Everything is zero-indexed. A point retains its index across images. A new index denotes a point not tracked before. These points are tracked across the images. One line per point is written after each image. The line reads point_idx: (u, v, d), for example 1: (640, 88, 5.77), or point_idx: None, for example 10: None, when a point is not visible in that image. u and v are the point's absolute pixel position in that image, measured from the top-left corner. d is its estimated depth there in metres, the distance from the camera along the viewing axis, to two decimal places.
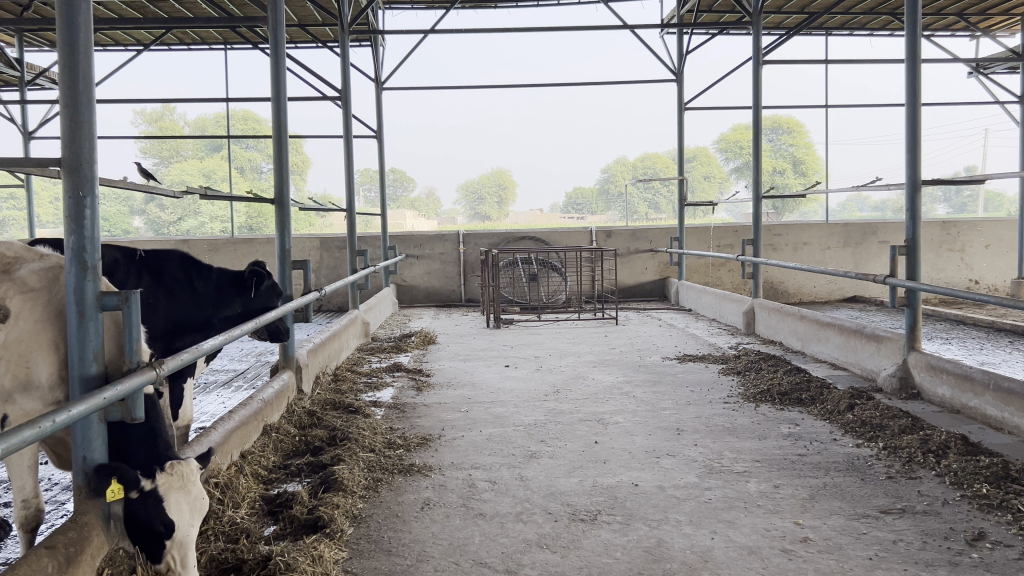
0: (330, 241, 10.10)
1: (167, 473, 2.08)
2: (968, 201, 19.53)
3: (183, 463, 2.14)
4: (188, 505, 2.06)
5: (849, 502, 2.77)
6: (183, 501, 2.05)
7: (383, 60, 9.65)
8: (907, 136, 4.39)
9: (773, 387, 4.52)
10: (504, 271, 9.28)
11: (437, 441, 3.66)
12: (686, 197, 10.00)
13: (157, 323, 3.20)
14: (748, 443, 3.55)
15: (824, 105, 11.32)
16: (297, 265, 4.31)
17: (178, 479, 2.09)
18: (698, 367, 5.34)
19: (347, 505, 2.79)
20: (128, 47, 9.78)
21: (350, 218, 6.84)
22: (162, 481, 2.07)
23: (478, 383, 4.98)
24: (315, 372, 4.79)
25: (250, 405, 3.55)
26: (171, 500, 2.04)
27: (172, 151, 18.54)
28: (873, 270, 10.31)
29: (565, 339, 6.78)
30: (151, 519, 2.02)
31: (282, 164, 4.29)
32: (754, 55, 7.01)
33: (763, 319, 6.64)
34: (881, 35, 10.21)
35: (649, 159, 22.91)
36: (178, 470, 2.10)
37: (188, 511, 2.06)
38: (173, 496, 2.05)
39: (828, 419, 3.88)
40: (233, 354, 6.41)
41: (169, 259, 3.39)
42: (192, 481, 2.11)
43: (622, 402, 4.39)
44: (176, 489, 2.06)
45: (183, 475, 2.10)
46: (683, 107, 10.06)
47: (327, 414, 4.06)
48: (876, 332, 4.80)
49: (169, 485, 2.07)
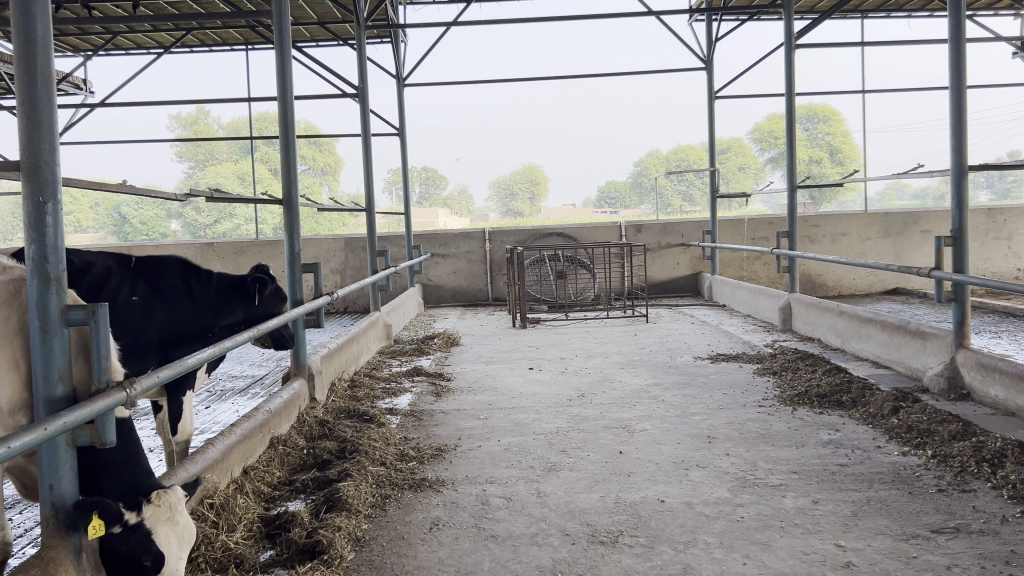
0: (355, 241, 9.97)
1: (153, 503, 1.93)
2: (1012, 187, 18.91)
3: (169, 491, 1.98)
4: (177, 537, 1.93)
5: (896, 520, 2.52)
6: (170, 534, 1.92)
7: (404, 56, 9.49)
8: (951, 120, 4.09)
9: (811, 388, 4.26)
10: (531, 268, 9.07)
11: (451, 453, 3.47)
12: (719, 189, 9.70)
13: (151, 334, 3.04)
14: (784, 451, 3.31)
15: (861, 90, 10.94)
16: (307, 268, 4.14)
17: (165, 510, 1.94)
18: (731, 367, 5.09)
19: (350, 526, 2.60)
20: (150, 50, 9.72)
21: (370, 218, 6.67)
22: (148, 512, 1.91)
23: (500, 388, 4.78)
24: (331, 379, 4.63)
25: (255, 418, 3.38)
26: (159, 533, 1.90)
27: (207, 154, 18.60)
28: (915, 261, 9.91)
29: (593, 339, 6.56)
30: (136, 554, 1.86)
31: (289, 165, 4.12)
32: (786, 39, 6.70)
33: (800, 315, 6.36)
34: (919, 16, 9.81)
35: (682, 152, 22.66)
36: (165, 500, 1.95)
37: (176, 545, 1.92)
38: (161, 530, 1.91)
39: (872, 425, 3.61)
40: (253, 360, 6.28)
41: (166, 269, 3.24)
42: (179, 511, 1.96)
43: (650, 407, 4.17)
44: (164, 522, 1.92)
45: (169, 504, 1.95)
46: (714, 96, 9.76)
47: (339, 423, 3.89)
48: (921, 328, 4.51)
49: (155, 517, 1.92)
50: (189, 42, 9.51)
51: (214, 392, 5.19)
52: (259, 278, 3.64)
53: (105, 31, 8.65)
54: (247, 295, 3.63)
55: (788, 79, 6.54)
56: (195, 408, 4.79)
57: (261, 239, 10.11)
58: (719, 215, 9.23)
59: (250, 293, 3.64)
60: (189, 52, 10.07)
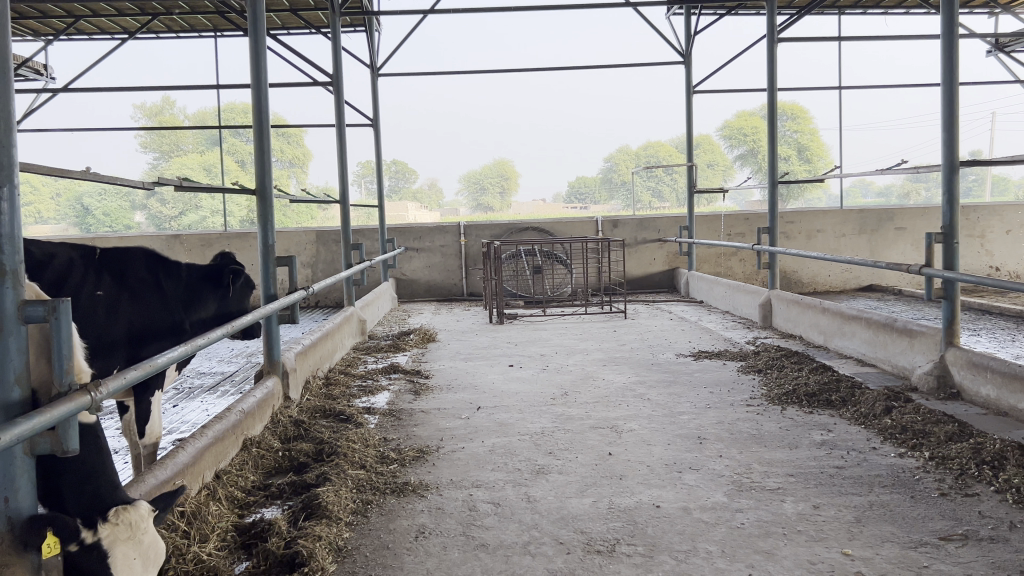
0: (326, 234, 9.75)
1: (113, 522, 1.78)
2: (977, 186, 19.16)
3: (132, 508, 1.84)
4: (139, 558, 1.76)
5: (902, 527, 2.43)
6: (132, 554, 1.75)
7: (378, 45, 9.28)
8: (943, 118, 4.03)
9: (799, 387, 4.18)
10: (507, 263, 8.92)
11: (434, 455, 3.33)
12: (696, 184, 9.62)
13: (118, 331, 2.86)
14: (778, 453, 3.21)
15: (837, 87, 10.95)
16: (282, 262, 3.96)
17: (125, 528, 1.78)
18: (715, 365, 5.00)
19: (331, 535, 2.45)
20: (114, 36, 9.41)
21: (344, 210, 6.47)
22: (105, 532, 1.75)
23: (480, 385, 4.65)
24: (305, 376, 4.46)
25: (227, 418, 3.21)
26: (118, 553, 1.74)
27: (172, 145, 18.16)
28: (890, 257, 9.93)
29: (572, 335, 6.44)
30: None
31: (263, 155, 3.94)
32: (768, 33, 6.62)
33: (781, 312, 6.30)
34: (896, 14, 9.82)
35: (652, 148, 22.68)
36: (125, 518, 1.80)
37: (139, 567, 1.76)
38: (120, 549, 1.75)
39: (865, 425, 3.53)
40: (222, 356, 6.07)
41: (133, 260, 3.04)
42: (142, 529, 1.81)
43: (636, 406, 4.05)
44: (124, 541, 1.76)
45: (130, 522, 1.80)
46: (692, 90, 9.67)
47: (315, 424, 3.73)
48: (908, 326, 4.45)
49: (114, 536, 1.76)
50: (155, 28, 9.24)
51: (181, 390, 4.99)
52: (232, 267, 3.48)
53: (67, 14, 8.36)
54: (218, 285, 3.47)
55: (771, 74, 6.46)
56: (162, 406, 4.59)
57: (228, 231, 9.86)
58: (696, 211, 9.14)
59: (223, 284, 3.48)
60: (154, 38, 9.77)
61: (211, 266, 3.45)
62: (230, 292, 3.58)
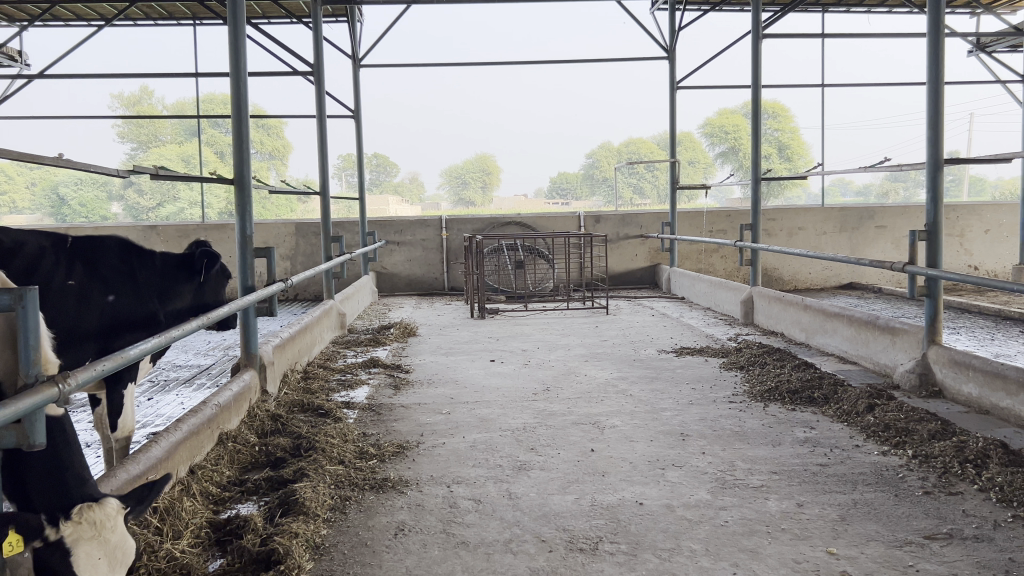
0: (306, 227, 9.65)
1: (77, 519, 1.72)
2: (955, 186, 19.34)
3: (98, 506, 1.77)
4: (104, 557, 1.70)
5: (886, 525, 2.41)
6: (97, 552, 1.69)
7: (360, 36, 9.18)
8: (928, 116, 4.02)
9: (781, 384, 4.16)
10: (488, 258, 8.87)
11: (414, 450, 3.28)
12: (679, 181, 9.62)
13: (91, 320, 2.78)
14: (762, 450, 3.19)
15: (819, 85, 11.03)
16: (260, 252, 3.89)
17: (89, 528, 1.72)
18: (697, 361, 4.97)
19: (308, 532, 2.39)
20: (91, 23, 9.26)
21: (324, 201, 6.39)
22: (68, 530, 1.69)
23: (461, 380, 4.59)
24: (283, 370, 4.39)
25: (202, 412, 3.14)
26: (82, 553, 1.68)
27: (151, 135, 17.95)
28: (870, 255, 9.97)
29: (553, 331, 6.39)
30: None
31: (242, 144, 3.86)
32: (752, 29, 6.59)
33: (762, 309, 6.29)
34: (879, 12, 9.85)
35: (634, 144, 22.73)
36: (88, 517, 1.73)
37: (105, 566, 1.70)
38: (85, 549, 1.68)
39: (847, 422, 3.52)
40: (199, 349, 5.98)
41: (105, 250, 2.95)
42: (108, 529, 1.74)
43: (619, 402, 4.01)
44: (88, 539, 1.69)
45: (95, 521, 1.73)
46: (675, 85, 9.64)
47: (293, 419, 3.66)
48: (890, 324, 4.44)
49: (77, 535, 1.70)
50: (132, 15, 9.09)
51: (156, 382, 4.90)
52: (207, 253, 3.40)
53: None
54: (193, 272, 3.39)
55: (755, 71, 6.43)
56: (136, 399, 4.50)
57: (206, 222, 9.73)
58: (678, 207, 9.12)
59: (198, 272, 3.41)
60: (132, 26, 9.62)
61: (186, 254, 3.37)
62: (204, 280, 3.51)
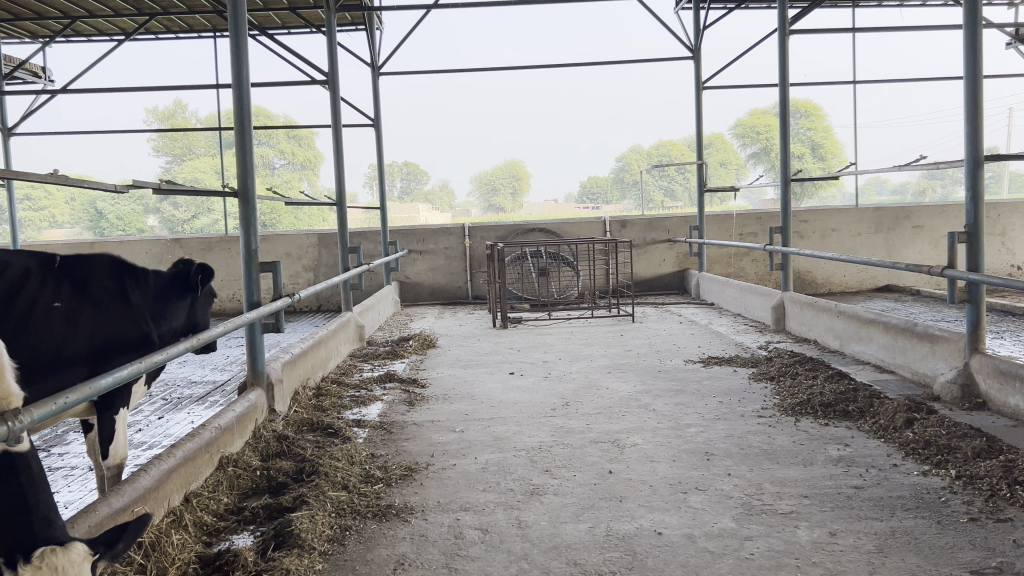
0: (328, 237, 9.58)
1: (37, 565, 1.48)
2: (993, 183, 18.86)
3: (63, 548, 1.52)
4: None
5: (929, 558, 2.20)
6: None
7: (380, 44, 9.10)
8: (967, 110, 3.77)
9: (813, 397, 3.94)
10: (512, 265, 8.71)
11: (422, 473, 3.12)
12: (707, 183, 9.38)
13: (80, 343, 2.66)
14: (792, 470, 2.99)
15: (852, 82, 10.74)
16: (266, 267, 3.77)
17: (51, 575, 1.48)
18: (725, 372, 4.76)
19: (300, 569, 2.24)
20: (113, 38, 9.29)
21: (340, 211, 6.27)
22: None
23: (478, 395, 4.43)
24: (294, 387, 4.26)
25: (201, 435, 3.01)
26: None
27: (183, 149, 18.13)
28: (907, 257, 9.65)
29: (576, 340, 6.21)
30: None
31: (246, 157, 3.73)
32: (779, 24, 6.36)
33: (794, 315, 6.05)
34: (911, 6, 9.54)
35: (664, 147, 22.50)
36: (51, 561, 1.49)
37: None
38: None
39: (884, 438, 3.31)
40: (216, 364, 5.90)
41: (97, 268, 2.83)
42: None
43: (641, 417, 3.83)
44: None
45: (58, 567, 1.49)
46: (702, 86, 9.42)
47: (300, 439, 3.53)
48: (928, 331, 4.21)
49: None
50: (153, 29, 9.09)
51: (169, 399, 4.81)
52: (201, 268, 3.34)
53: (63, 16, 8.21)
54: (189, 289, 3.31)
55: (782, 68, 6.19)
56: (146, 418, 4.40)
57: (230, 234, 9.69)
58: (707, 210, 8.90)
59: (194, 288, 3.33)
60: (155, 40, 9.65)
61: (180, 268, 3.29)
62: (198, 296, 3.43)
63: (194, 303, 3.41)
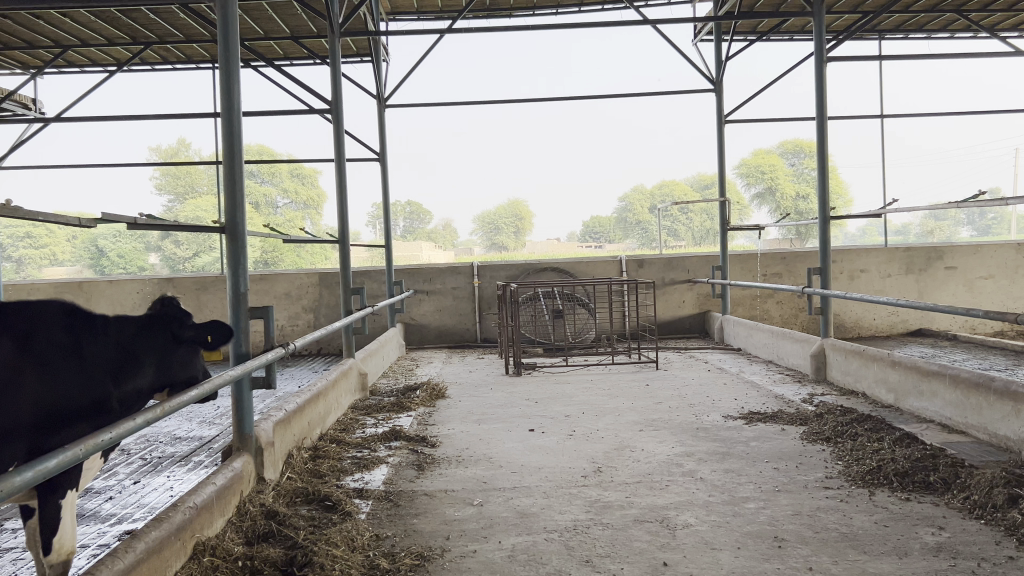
0: (330, 276, 9.12)
1: None
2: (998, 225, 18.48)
3: None
4: None
5: None
6: None
7: (386, 76, 8.70)
8: None
9: (885, 464, 3.42)
10: (525, 307, 8.19)
11: (436, 563, 2.59)
12: (729, 222, 8.89)
13: (21, 413, 2.16)
14: (886, 564, 2.46)
15: (878, 114, 10.35)
16: (256, 313, 3.28)
17: None
18: (773, 431, 4.23)
19: None
20: (107, 67, 8.92)
21: (343, 247, 5.74)
22: None
23: (498, 458, 3.91)
24: (287, 449, 3.73)
25: (170, 519, 2.46)
26: None
27: (187, 187, 17.92)
28: (940, 300, 9.14)
29: (600, 390, 5.69)
30: None
31: (236, 190, 3.26)
32: (816, 51, 5.92)
33: (838, 363, 5.55)
34: (940, 38, 9.18)
35: (667, 186, 22.07)
36: None
37: None
38: None
39: (985, 520, 2.78)
40: (205, 417, 5.38)
41: (50, 317, 2.30)
42: None
43: (687, 489, 3.30)
44: None
45: None
46: (723, 118, 8.90)
47: (293, 517, 3.00)
48: (1008, 387, 3.69)
49: None
50: (150, 59, 8.75)
51: (147, 459, 4.28)
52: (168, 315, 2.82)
53: (55, 44, 7.85)
54: (182, 338, 2.85)
55: (820, 98, 5.73)
56: (118, 482, 3.86)
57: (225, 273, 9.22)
58: (729, 250, 8.42)
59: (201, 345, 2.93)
60: (151, 71, 9.27)
61: (171, 310, 2.84)
62: (172, 348, 2.83)
63: (194, 352, 2.93)
